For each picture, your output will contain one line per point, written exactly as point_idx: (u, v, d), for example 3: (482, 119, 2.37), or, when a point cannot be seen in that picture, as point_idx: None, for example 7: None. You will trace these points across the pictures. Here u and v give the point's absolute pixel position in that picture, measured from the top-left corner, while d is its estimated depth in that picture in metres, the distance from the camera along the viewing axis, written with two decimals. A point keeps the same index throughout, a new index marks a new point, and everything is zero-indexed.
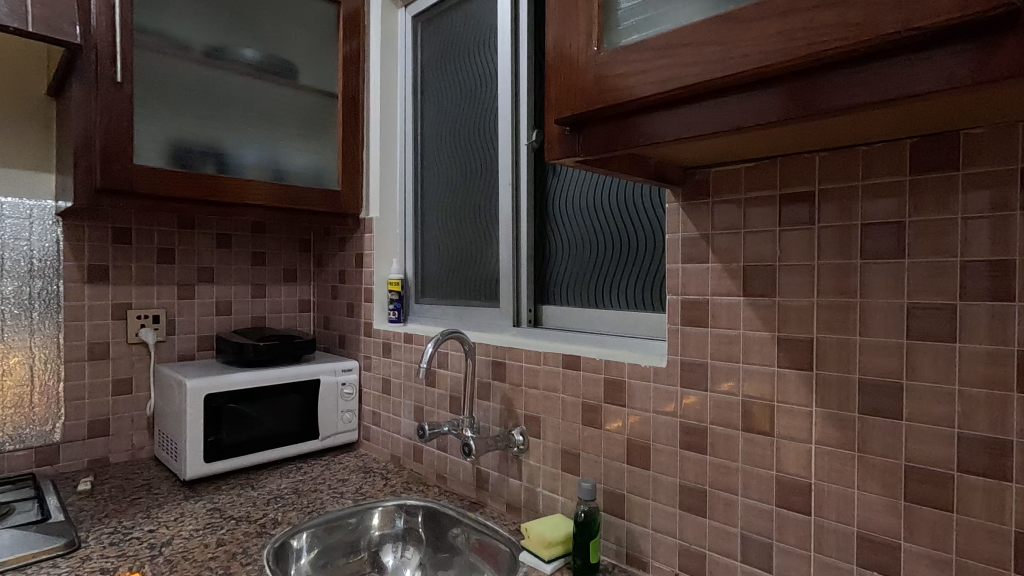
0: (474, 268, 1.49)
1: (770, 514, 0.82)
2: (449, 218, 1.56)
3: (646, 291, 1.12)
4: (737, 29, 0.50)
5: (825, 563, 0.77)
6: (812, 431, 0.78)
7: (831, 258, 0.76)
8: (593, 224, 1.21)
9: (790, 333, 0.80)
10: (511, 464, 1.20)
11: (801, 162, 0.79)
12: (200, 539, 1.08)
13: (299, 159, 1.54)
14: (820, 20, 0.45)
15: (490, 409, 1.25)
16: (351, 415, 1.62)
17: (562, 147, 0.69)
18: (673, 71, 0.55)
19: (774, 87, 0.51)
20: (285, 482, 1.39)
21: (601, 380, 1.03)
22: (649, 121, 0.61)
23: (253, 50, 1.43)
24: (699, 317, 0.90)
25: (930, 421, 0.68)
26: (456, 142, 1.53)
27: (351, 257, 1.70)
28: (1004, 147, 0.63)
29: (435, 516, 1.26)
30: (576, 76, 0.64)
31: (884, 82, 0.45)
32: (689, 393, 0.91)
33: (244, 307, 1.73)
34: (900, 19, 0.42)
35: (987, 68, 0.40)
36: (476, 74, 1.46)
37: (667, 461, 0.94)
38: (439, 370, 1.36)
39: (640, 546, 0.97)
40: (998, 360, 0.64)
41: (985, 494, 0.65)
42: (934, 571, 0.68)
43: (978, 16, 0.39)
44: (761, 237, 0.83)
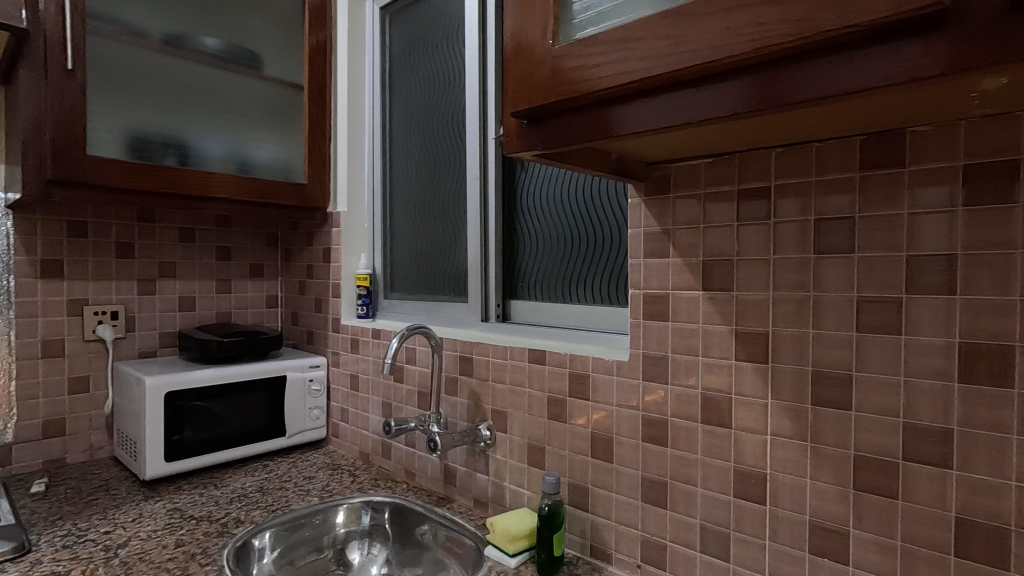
0: (443, 262, 1.48)
1: (727, 504, 0.83)
2: (418, 212, 1.54)
3: (612, 285, 1.12)
4: (686, 24, 0.51)
5: (779, 551, 0.79)
6: (767, 423, 0.80)
7: (785, 253, 0.77)
8: (560, 219, 1.21)
9: (746, 327, 0.81)
10: (478, 460, 1.19)
11: (758, 159, 0.80)
12: (158, 540, 1.05)
13: (264, 152, 1.51)
14: (764, 16, 0.46)
15: (458, 405, 1.24)
16: (319, 411, 1.60)
17: (520, 140, 0.69)
18: (625, 65, 0.55)
19: (722, 82, 0.52)
20: (249, 480, 1.37)
21: (566, 374, 1.04)
22: (604, 116, 0.61)
23: (214, 39, 1.40)
24: (660, 311, 0.91)
25: (878, 412, 0.70)
26: (425, 135, 1.52)
27: (319, 252, 1.67)
28: (948, 144, 0.65)
29: (402, 512, 1.25)
30: (532, 69, 0.64)
31: (826, 79, 0.46)
32: (651, 387, 0.92)
33: (209, 303, 1.70)
34: (839, 16, 0.42)
35: (921, 65, 0.41)
36: (444, 67, 1.44)
37: (629, 454, 0.95)
38: (407, 366, 1.36)
39: (603, 539, 0.98)
40: (941, 352, 0.66)
41: (929, 481, 0.67)
42: (881, 557, 0.70)
43: (911, 15, 0.40)
44: (720, 232, 0.84)
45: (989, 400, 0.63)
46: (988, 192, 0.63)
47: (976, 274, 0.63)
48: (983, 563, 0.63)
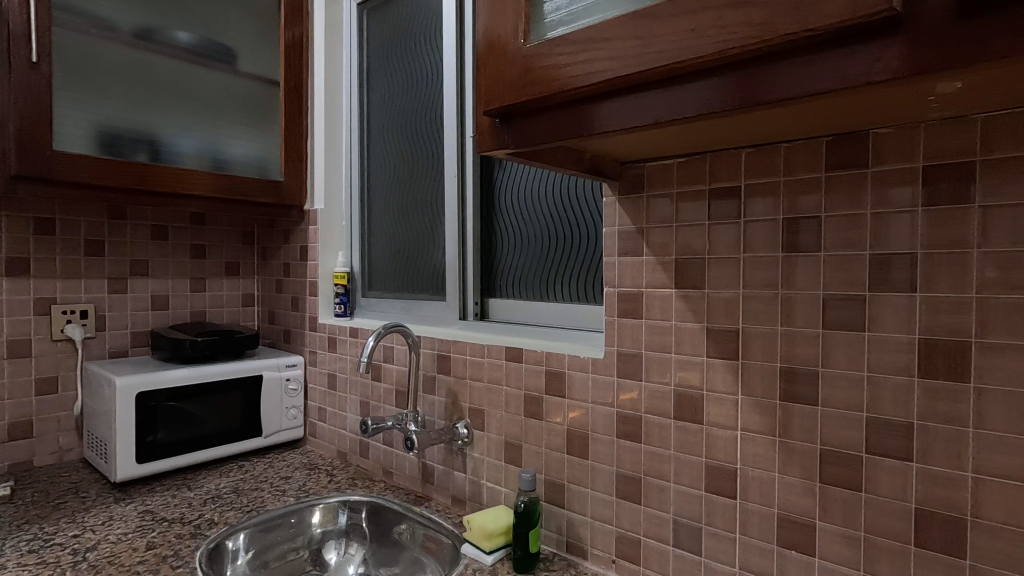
0: (421, 260, 1.47)
1: (699, 499, 0.85)
2: (396, 210, 1.54)
3: (588, 283, 1.13)
4: (654, 25, 0.51)
5: (749, 544, 0.80)
6: (738, 418, 0.81)
7: (755, 251, 0.79)
8: (537, 218, 1.21)
9: (717, 324, 0.83)
10: (456, 458, 1.19)
11: (728, 159, 0.81)
12: (128, 543, 1.04)
13: (239, 148, 1.48)
14: (727, 19, 0.47)
15: (435, 403, 1.24)
16: (296, 411, 1.58)
17: (492, 139, 0.69)
18: (595, 65, 0.56)
19: (688, 83, 0.53)
20: (224, 482, 1.35)
21: (542, 372, 1.04)
22: (574, 115, 0.61)
23: (187, 33, 1.37)
24: (634, 309, 0.92)
25: (843, 406, 0.72)
26: (403, 132, 1.51)
27: (296, 250, 1.66)
28: (908, 146, 0.67)
29: (380, 511, 1.24)
30: (504, 68, 0.64)
31: (786, 81, 0.47)
32: (626, 384, 0.93)
33: (183, 302, 1.67)
34: (798, 20, 0.43)
35: (875, 69, 0.43)
36: (422, 64, 1.44)
37: (604, 450, 0.96)
38: (384, 365, 1.35)
39: (579, 535, 0.99)
40: (902, 348, 0.68)
41: (891, 473, 0.69)
42: (846, 548, 0.72)
43: (865, 20, 0.41)
44: (691, 230, 0.85)
45: (946, 394, 0.65)
46: (946, 193, 0.65)
47: (935, 272, 0.65)
48: (941, 552, 0.65)
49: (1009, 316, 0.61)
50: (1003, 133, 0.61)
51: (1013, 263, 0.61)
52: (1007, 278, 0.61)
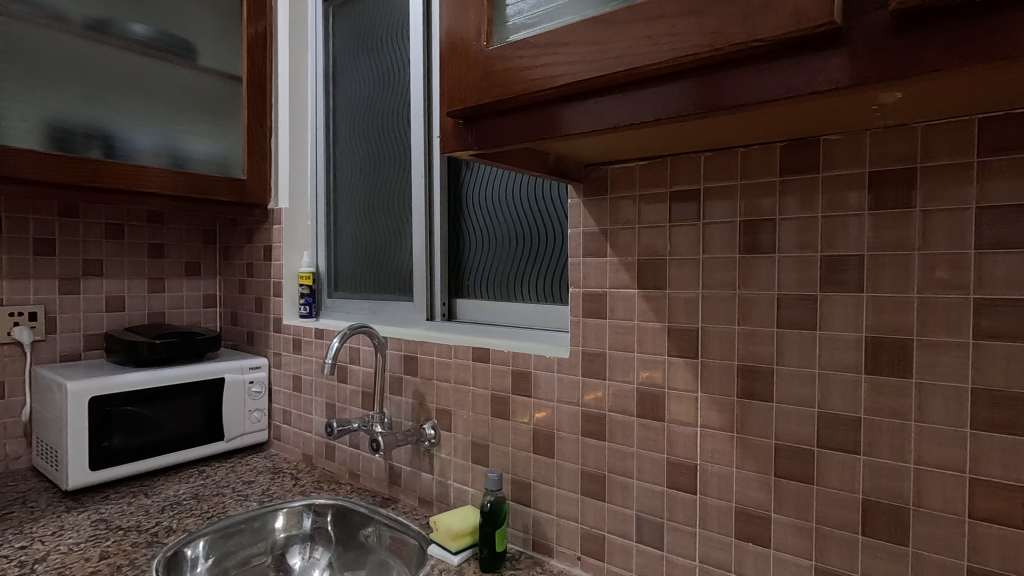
0: (388, 260, 1.46)
1: (661, 495, 0.87)
2: (363, 210, 1.52)
3: (554, 283, 1.14)
4: (612, 31, 0.52)
5: (708, 537, 0.82)
6: (697, 415, 0.83)
7: (713, 253, 0.81)
8: (504, 218, 1.22)
9: (677, 323, 0.85)
10: (423, 459, 1.19)
11: (688, 162, 0.83)
12: (80, 553, 1.00)
13: (199, 145, 1.44)
14: (681, 27, 0.49)
15: (402, 404, 1.23)
16: (260, 414, 1.55)
17: (455, 140, 0.69)
18: (555, 69, 0.57)
19: (646, 88, 0.54)
20: (183, 488, 1.32)
21: (508, 372, 1.05)
22: (536, 117, 0.62)
23: (144, 26, 1.33)
24: (599, 309, 0.93)
25: (796, 402, 0.75)
26: (370, 131, 1.49)
27: (259, 249, 1.62)
28: (856, 152, 0.70)
29: (345, 514, 1.23)
30: (467, 69, 0.65)
31: (737, 88, 0.49)
32: (590, 383, 0.94)
33: (140, 303, 1.62)
34: (746, 31, 0.45)
35: (818, 79, 0.45)
36: (389, 63, 1.43)
37: (569, 449, 0.97)
38: (350, 366, 1.34)
39: (545, 533, 1.00)
40: (850, 345, 0.71)
41: (840, 466, 0.72)
42: (799, 539, 0.75)
43: (808, 31, 0.43)
44: (653, 232, 0.87)
45: (891, 389, 0.68)
46: (889, 197, 0.68)
47: (880, 273, 0.68)
48: (885, 540, 0.68)
49: (947, 314, 0.64)
50: (941, 141, 0.64)
51: (951, 265, 0.64)
52: (945, 279, 0.65)
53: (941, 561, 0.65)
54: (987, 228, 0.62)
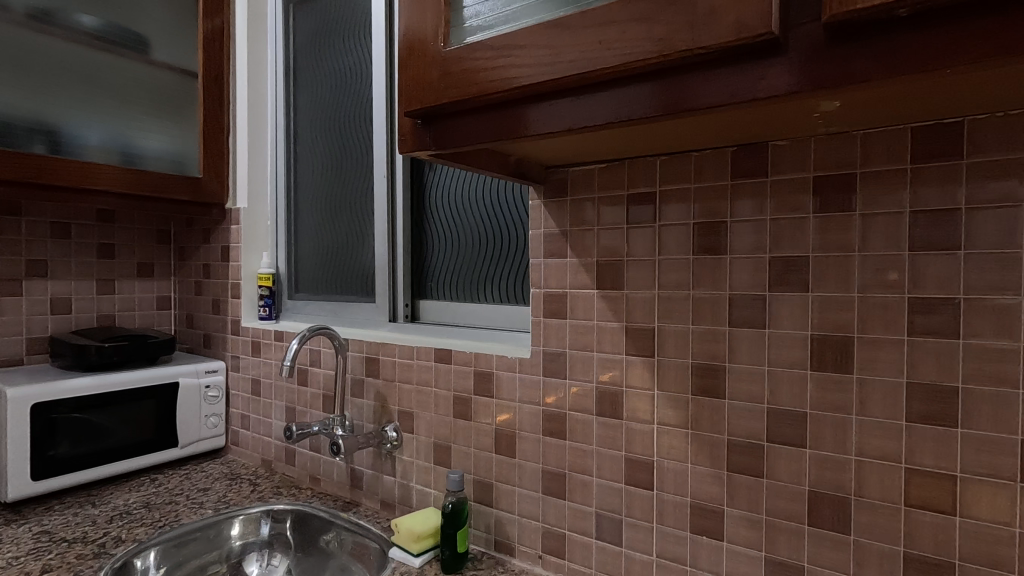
0: (350, 261, 1.44)
1: (620, 492, 0.88)
2: (325, 210, 1.50)
3: (515, 284, 1.15)
4: (566, 35, 0.53)
5: (665, 532, 0.84)
6: (654, 413, 0.85)
7: (669, 253, 0.83)
8: (467, 220, 1.22)
9: (635, 323, 0.87)
10: (384, 462, 1.18)
11: (644, 166, 0.85)
12: (20, 567, 0.95)
13: (152, 142, 1.40)
14: (631, 33, 0.50)
15: (364, 406, 1.22)
16: (217, 419, 1.51)
17: (414, 140, 0.69)
18: (511, 71, 0.58)
19: (599, 91, 0.55)
20: (133, 496, 1.27)
21: (471, 373, 1.05)
22: (494, 118, 0.63)
23: (92, 17, 1.28)
24: (559, 309, 0.95)
25: (747, 398, 0.77)
26: (331, 130, 1.47)
27: (216, 250, 1.58)
28: (801, 156, 0.73)
29: (305, 519, 1.21)
30: (425, 70, 0.65)
31: (684, 93, 0.50)
32: (552, 384, 0.95)
33: (88, 305, 1.55)
34: (692, 38, 0.47)
35: (760, 87, 0.46)
36: (351, 62, 1.41)
37: (531, 448, 0.98)
38: (311, 368, 1.31)
39: (507, 532, 1.00)
40: (798, 343, 0.74)
41: (788, 460, 0.74)
42: (750, 531, 0.77)
43: (749, 41, 0.45)
44: (611, 233, 0.88)
45: (835, 385, 0.71)
46: (832, 201, 0.71)
47: (824, 274, 0.71)
48: (830, 529, 0.71)
49: (884, 313, 0.68)
50: (878, 148, 0.68)
51: (887, 266, 0.68)
52: (882, 278, 0.68)
53: (880, 548, 0.68)
54: (919, 231, 0.66)
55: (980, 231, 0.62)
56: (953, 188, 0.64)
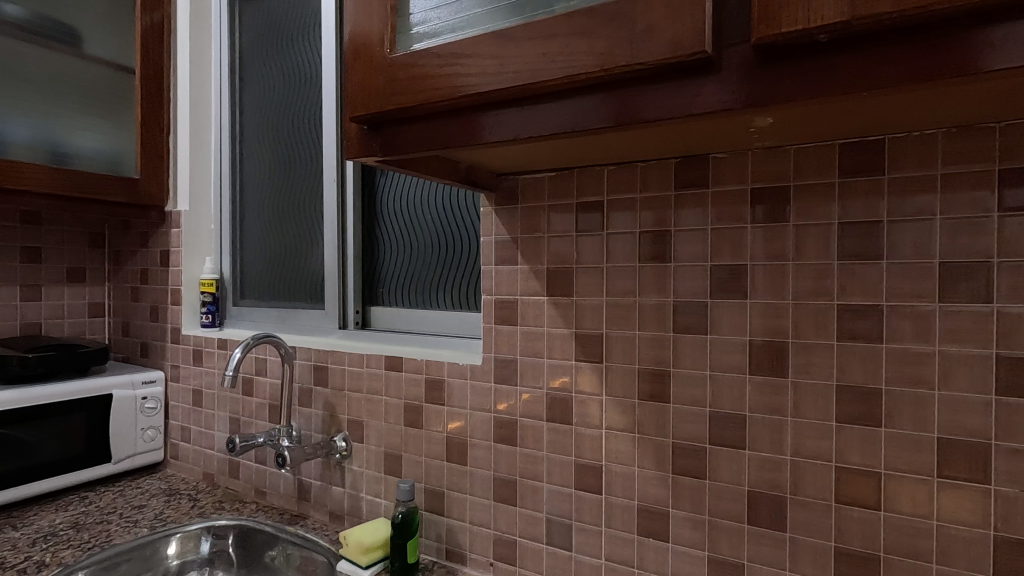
0: (298, 266, 1.41)
1: (570, 497, 0.89)
2: (272, 214, 1.46)
3: (467, 291, 1.14)
4: (511, 46, 0.54)
5: (613, 535, 0.86)
6: (603, 418, 0.86)
7: (616, 261, 0.85)
8: (419, 226, 1.21)
9: (584, 329, 0.88)
10: (333, 472, 1.15)
11: (592, 175, 0.87)
12: None
13: (85, 140, 1.32)
14: (574, 46, 0.51)
15: (312, 416, 1.19)
16: (154, 431, 1.44)
17: (360, 145, 0.68)
18: (457, 79, 0.58)
19: (544, 102, 0.56)
20: (60, 517, 1.19)
21: (422, 380, 1.04)
22: (441, 126, 0.62)
23: (16, 6, 1.20)
24: (510, 316, 0.95)
25: (690, 402, 0.80)
26: (279, 131, 1.44)
27: (155, 255, 1.51)
28: (740, 169, 0.76)
29: (249, 535, 1.17)
30: (370, 75, 0.64)
31: (625, 107, 0.51)
32: (503, 391, 0.95)
33: (10, 312, 1.45)
34: (631, 54, 0.48)
35: (696, 103, 0.48)
36: (300, 63, 1.38)
37: (482, 455, 0.97)
38: (256, 378, 1.27)
39: (458, 540, 1.00)
40: (736, 348, 0.76)
41: (728, 461, 0.77)
42: (693, 531, 0.79)
43: (685, 59, 0.46)
44: (561, 241, 0.90)
45: (772, 388, 0.74)
46: (767, 212, 0.74)
47: (760, 282, 0.75)
48: (767, 527, 0.74)
49: (816, 319, 0.71)
50: (809, 163, 0.71)
51: (817, 274, 0.71)
52: (814, 286, 0.71)
53: (813, 543, 0.72)
54: (847, 241, 0.69)
55: (900, 242, 0.66)
56: (876, 202, 0.68)
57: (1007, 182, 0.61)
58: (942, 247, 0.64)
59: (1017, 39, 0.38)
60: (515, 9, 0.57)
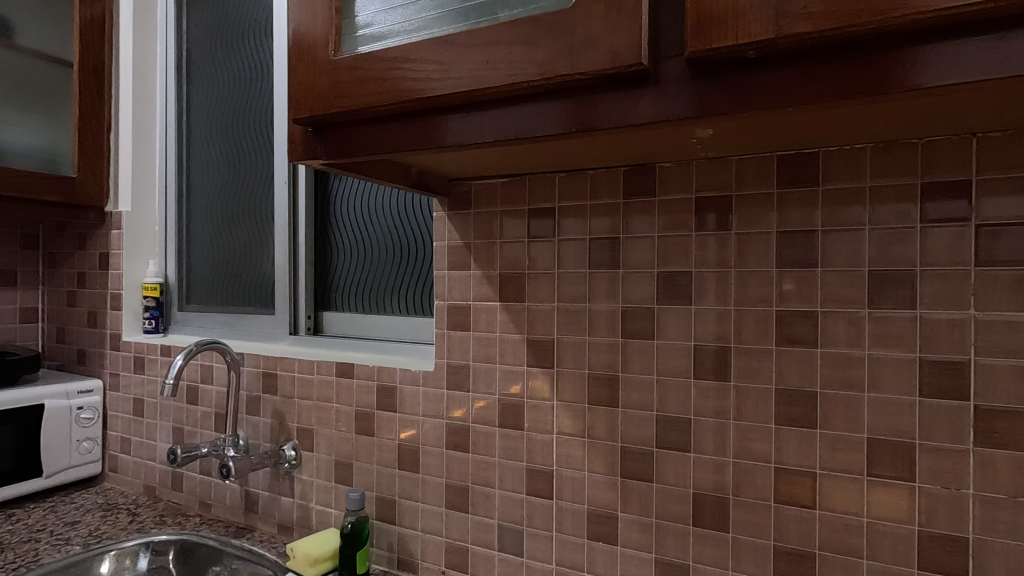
0: (247, 270, 1.37)
1: (522, 502, 0.89)
2: (220, 216, 1.41)
3: (421, 296, 1.13)
4: (455, 53, 0.54)
5: (564, 540, 0.86)
6: (554, 423, 0.87)
7: (567, 267, 0.86)
8: (373, 230, 1.19)
9: (536, 335, 0.88)
10: (282, 482, 1.12)
11: (544, 182, 0.87)
12: None
13: (14, 137, 1.24)
14: (516, 55, 0.51)
15: (260, 424, 1.15)
16: (91, 444, 1.36)
17: (304, 148, 0.66)
18: (402, 84, 0.57)
19: (489, 109, 0.56)
20: None
21: (374, 387, 1.02)
22: (387, 130, 0.62)
23: None
24: (463, 321, 0.94)
25: (639, 406, 0.81)
26: (228, 132, 1.39)
27: (94, 257, 1.44)
28: (685, 178, 0.78)
29: (191, 550, 1.12)
30: (314, 77, 0.63)
31: (566, 115, 0.52)
32: (456, 398, 0.95)
33: None
34: (571, 64, 0.49)
35: (634, 114, 0.49)
36: (251, 62, 1.34)
37: (434, 462, 0.96)
38: (201, 386, 1.22)
39: (409, 549, 0.98)
40: (681, 353, 0.78)
41: (675, 464, 0.78)
42: (642, 535, 0.80)
43: (623, 70, 0.47)
44: (514, 247, 0.90)
45: (715, 392, 0.76)
46: (711, 220, 0.76)
47: (705, 288, 0.77)
48: (711, 528, 0.76)
49: (756, 325, 0.74)
50: (749, 174, 0.74)
51: (756, 282, 0.74)
52: (754, 293, 0.74)
53: (754, 543, 0.74)
54: (785, 250, 0.72)
55: (833, 251, 0.69)
56: (811, 212, 0.71)
57: (928, 196, 0.65)
58: (871, 256, 0.68)
59: (927, 61, 0.40)
60: (461, 15, 0.57)
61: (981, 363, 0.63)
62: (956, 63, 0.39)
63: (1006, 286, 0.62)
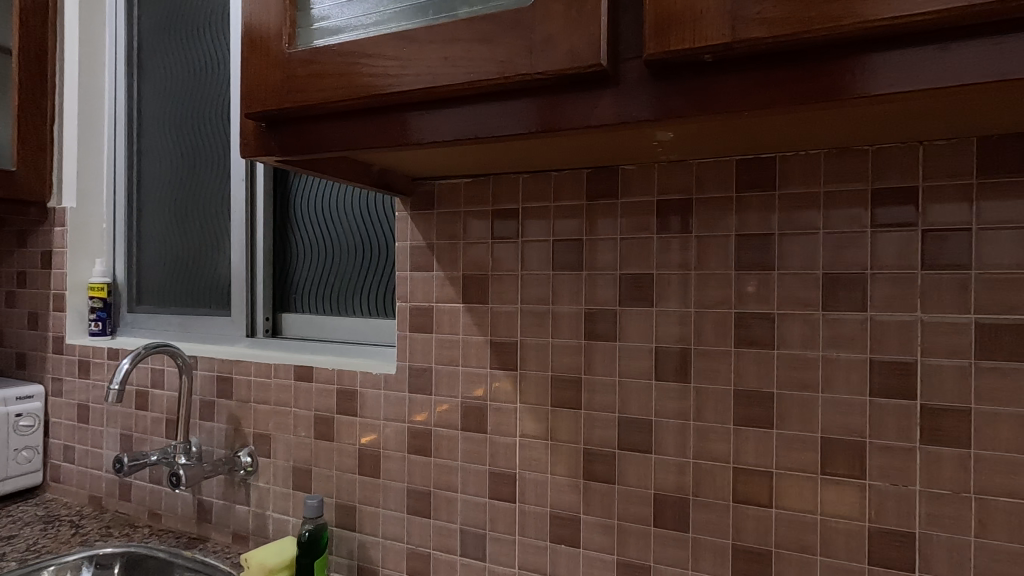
0: (201, 270, 1.32)
1: (484, 506, 0.88)
2: (173, 214, 1.36)
3: (382, 297, 1.11)
4: (413, 48, 0.53)
5: (527, 543, 0.85)
6: (517, 426, 0.86)
7: (531, 268, 0.85)
8: (334, 229, 1.16)
9: (499, 337, 0.87)
10: (237, 490, 1.08)
11: (508, 182, 0.87)
12: None
13: None
14: (475, 52, 0.50)
15: (214, 430, 1.11)
16: (31, 453, 1.29)
17: (257, 144, 0.64)
18: (359, 79, 0.56)
19: (448, 107, 0.54)
20: None
21: (333, 391, 0.99)
22: (343, 126, 0.60)
23: None
24: (425, 323, 0.93)
25: (602, 408, 0.81)
26: (181, 125, 1.34)
27: (35, 256, 1.36)
28: (647, 180, 0.78)
29: (138, 563, 1.07)
30: (267, 70, 0.60)
31: (526, 114, 0.51)
32: (418, 402, 0.93)
33: None
34: (531, 63, 0.48)
35: (594, 115, 0.49)
36: (206, 55, 1.30)
37: (395, 467, 0.94)
38: (152, 391, 1.17)
39: (370, 556, 0.96)
40: (643, 354, 0.79)
41: (637, 465, 0.79)
42: (604, 536, 0.80)
43: (582, 71, 0.47)
44: (477, 248, 0.89)
45: (676, 393, 0.77)
46: (673, 223, 0.77)
47: (667, 290, 0.77)
48: (672, 529, 0.77)
49: (716, 326, 0.75)
50: (710, 177, 0.75)
51: (716, 284, 0.75)
52: (714, 295, 0.75)
53: (713, 543, 0.75)
54: (743, 252, 0.73)
55: (789, 254, 0.71)
56: (768, 215, 0.72)
57: (879, 201, 0.67)
58: (826, 260, 0.69)
59: (875, 68, 0.41)
60: (420, 10, 0.56)
61: (927, 363, 0.65)
62: (902, 71, 0.40)
63: (951, 289, 0.64)
